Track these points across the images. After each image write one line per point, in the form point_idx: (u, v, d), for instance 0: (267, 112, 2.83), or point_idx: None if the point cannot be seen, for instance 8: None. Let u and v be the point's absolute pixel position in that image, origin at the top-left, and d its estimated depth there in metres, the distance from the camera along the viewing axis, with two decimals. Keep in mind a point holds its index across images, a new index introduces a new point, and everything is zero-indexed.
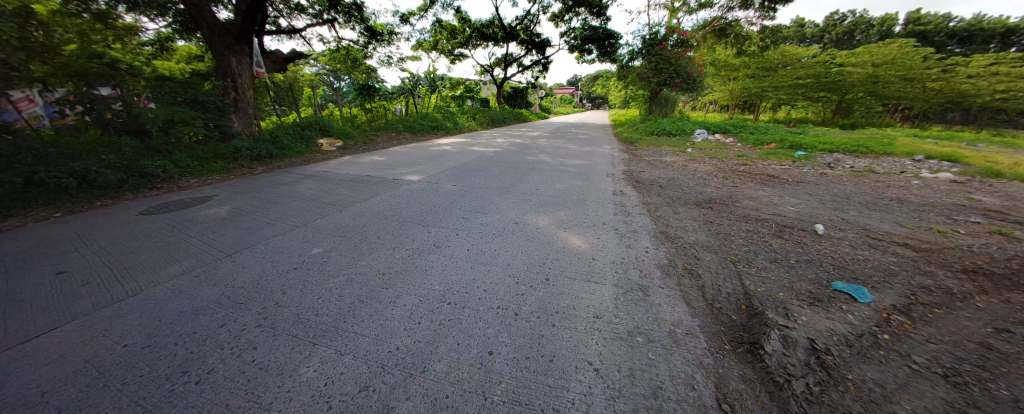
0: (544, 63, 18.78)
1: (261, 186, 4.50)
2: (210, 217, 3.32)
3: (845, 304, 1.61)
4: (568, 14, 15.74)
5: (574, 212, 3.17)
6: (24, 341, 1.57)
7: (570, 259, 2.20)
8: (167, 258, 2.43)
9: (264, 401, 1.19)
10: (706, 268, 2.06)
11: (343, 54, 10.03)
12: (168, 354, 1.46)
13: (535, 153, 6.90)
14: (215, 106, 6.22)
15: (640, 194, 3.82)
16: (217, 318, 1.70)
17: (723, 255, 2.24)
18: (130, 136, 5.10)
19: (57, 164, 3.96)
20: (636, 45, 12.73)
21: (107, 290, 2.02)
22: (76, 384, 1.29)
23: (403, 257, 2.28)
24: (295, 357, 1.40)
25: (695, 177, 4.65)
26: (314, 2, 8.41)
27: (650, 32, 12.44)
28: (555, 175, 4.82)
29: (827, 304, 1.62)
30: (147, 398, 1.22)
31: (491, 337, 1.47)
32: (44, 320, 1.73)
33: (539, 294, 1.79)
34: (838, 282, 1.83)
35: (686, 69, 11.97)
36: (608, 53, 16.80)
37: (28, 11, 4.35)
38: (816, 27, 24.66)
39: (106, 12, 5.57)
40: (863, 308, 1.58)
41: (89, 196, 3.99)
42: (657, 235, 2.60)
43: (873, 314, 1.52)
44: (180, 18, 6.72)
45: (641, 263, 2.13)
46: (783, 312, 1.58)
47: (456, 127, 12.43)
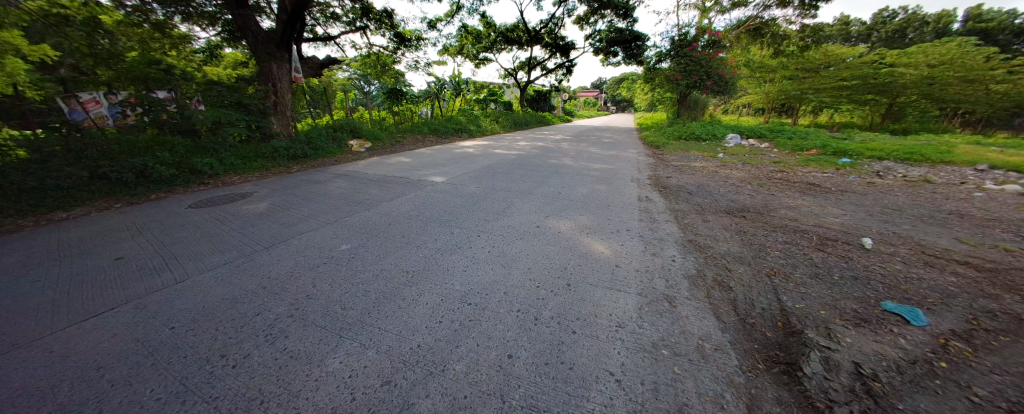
0: (568, 66, 18.67)
1: (296, 184, 4.75)
2: (250, 212, 3.54)
3: (895, 327, 1.46)
4: (593, 16, 15.64)
5: (598, 217, 3.11)
6: (83, 319, 1.74)
7: (592, 265, 2.16)
8: (211, 248, 2.61)
9: (292, 389, 1.25)
10: (738, 281, 1.95)
11: (373, 59, 10.48)
12: (207, 338, 1.56)
13: (557, 157, 6.85)
14: (256, 108, 6.58)
15: (668, 200, 3.69)
16: (253, 307, 1.80)
17: (757, 267, 2.11)
18: (181, 136, 5.57)
19: (119, 160, 4.39)
20: (663, 47, 12.38)
21: (158, 276, 2.20)
22: (128, 362, 1.41)
23: (426, 256, 2.33)
24: (321, 349, 1.46)
25: (726, 183, 4.43)
26: (348, 10, 8.86)
27: (679, 33, 12.10)
28: (578, 179, 4.76)
29: (876, 326, 1.48)
30: (189, 379, 1.32)
31: (510, 340, 1.47)
32: (104, 301, 1.92)
33: (560, 300, 1.76)
34: (888, 302, 1.67)
35: (718, 70, 11.42)
36: (634, 55, 16.49)
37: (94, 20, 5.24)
38: (864, 25, 22.95)
39: (162, 22, 6.11)
40: (916, 331, 1.43)
41: (144, 189, 4.39)
42: (685, 244, 2.49)
43: (928, 338, 1.38)
44: (227, 27, 7.23)
45: (668, 273, 2.05)
46: (825, 332, 1.46)
47: (479, 130, 12.59)
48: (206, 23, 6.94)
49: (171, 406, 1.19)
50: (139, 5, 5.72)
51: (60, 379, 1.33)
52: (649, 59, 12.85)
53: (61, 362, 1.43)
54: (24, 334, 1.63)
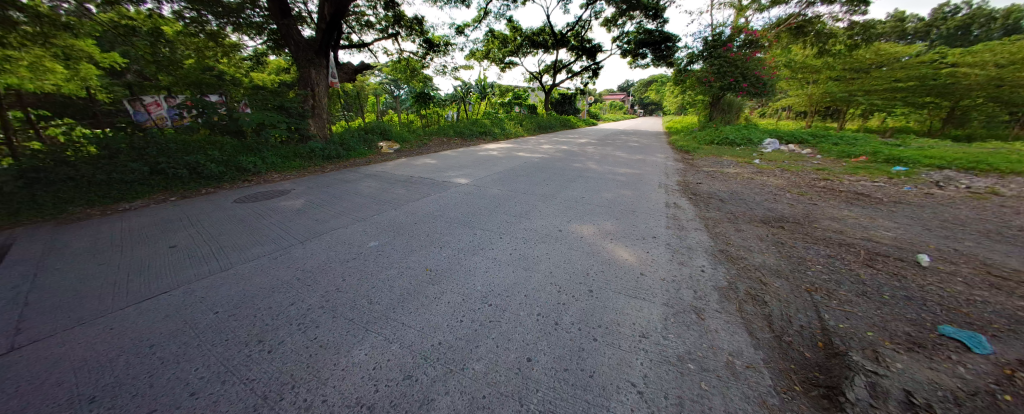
0: (594, 69, 18.46)
1: (329, 183, 5.02)
2: (287, 207, 3.79)
3: (954, 353, 1.31)
4: (621, 17, 15.37)
5: (622, 223, 3.04)
6: (142, 301, 1.95)
7: (615, 272, 2.11)
8: (252, 241, 2.82)
9: (321, 376, 1.32)
10: (773, 295, 1.83)
11: (404, 64, 10.91)
12: (247, 324, 1.68)
13: (581, 160, 6.78)
14: (296, 111, 7.04)
15: (697, 207, 3.54)
16: (289, 297, 1.92)
17: (796, 282, 1.97)
18: (230, 136, 6.06)
19: (176, 158, 4.86)
20: (695, 47, 11.91)
21: (205, 264, 2.41)
22: (176, 342, 1.56)
23: (449, 256, 2.38)
24: (348, 340, 1.52)
25: (762, 191, 4.19)
26: (381, 18, 9.29)
27: (712, 33, 11.61)
28: (603, 183, 4.67)
29: (931, 351, 1.33)
30: (231, 360, 1.43)
31: (530, 343, 1.46)
32: (160, 284, 2.14)
33: (581, 306, 1.74)
34: (947, 326, 1.50)
35: (755, 71, 10.77)
36: (663, 56, 16.00)
37: (156, 31, 5.83)
38: (922, 21, 20.99)
39: (216, 32, 6.44)
40: (978, 359, 1.27)
41: (196, 185, 4.82)
42: (715, 253, 2.38)
43: (993, 368, 1.22)
44: (272, 36, 7.81)
45: (696, 284, 1.96)
46: (872, 355, 1.33)
47: (503, 133, 12.72)
48: (254, 33, 7.53)
49: (215, 384, 1.30)
50: (196, 17, 6.14)
51: (121, 354, 1.50)
52: (680, 60, 12.41)
53: (123, 338, 1.61)
54: (95, 312, 1.85)
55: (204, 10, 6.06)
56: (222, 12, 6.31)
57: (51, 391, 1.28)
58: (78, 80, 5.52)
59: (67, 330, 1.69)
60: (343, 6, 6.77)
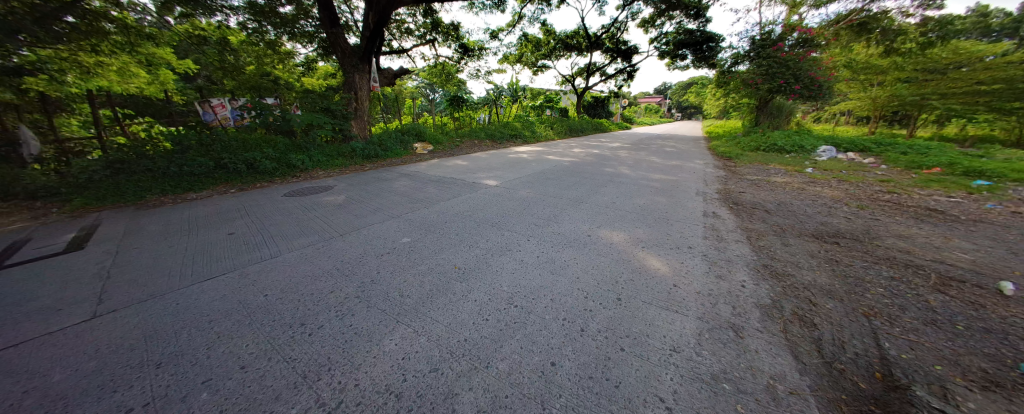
0: (629, 71, 17.98)
1: (368, 180, 5.33)
2: (331, 202, 4.08)
3: None
4: (660, 18, 14.87)
5: (654, 231, 2.93)
6: (204, 280, 2.20)
7: (646, 281, 2.03)
8: (298, 231, 3.07)
9: (354, 361, 1.40)
10: (824, 317, 1.66)
11: (439, 69, 11.35)
12: (291, 307, 1.83)
13: (614, 165, 6.63)
14: (341, 113, 7.56)
15: (739, 218, 3.32)
16: (328, 285, 2.06)
17: (850, 304, 1.78)
18: (282, 135, 6.64)
19: (236, 155, 5.43)
20: (741, 47, 11.17)
21: (257, 250, 2.67)
22: (231, 320, 1.74)
23: (477, 255, 2.43)
24: (380, 330, 1.60)
25: (814, 203, 3.83)
26: (420, 25, 9.74)
27: (761, 32, 10.84)
28: (636, 189, 4.52)
29: (1013, 392, 1.14)
30: (277, 339, 1.57)
31: (555, 347, 1.45)
32: (219, 266, 2.41)
33: (609, 313, 1.69)
34: None
35: (809, 72, 9.83)
36: (705, 57, 15.20)
37: (223, 41, 6.55)
38: (1013, 17, 18.37)
39: (273, 41, 7.21)
40: None
41: (252, 179, 5.34)
42: (757, 268, 2.21)
43: None
44: (322, 44, 8.48)
45: (735, 299, 1.83)
46: (939, 391, 1.17)
47: (533, 136, 12.76)
48: (307, 41, 8.23)
49: (261, 360, 1.43)
50: (257, 28, 6.83)
51: (185, 327, 1.70)
52: (723, 61, 11.70)
53: (187, 312, 1.82)
54: (165, 288, 2.12)
55: (265, 21, 6.73)
56: (279, 22, 6.95)
57: (130, 355, 1.50)
58: (157, 84, 7.18)
59: (144, 302, 1.96)
60: (385, 14, 7.17)
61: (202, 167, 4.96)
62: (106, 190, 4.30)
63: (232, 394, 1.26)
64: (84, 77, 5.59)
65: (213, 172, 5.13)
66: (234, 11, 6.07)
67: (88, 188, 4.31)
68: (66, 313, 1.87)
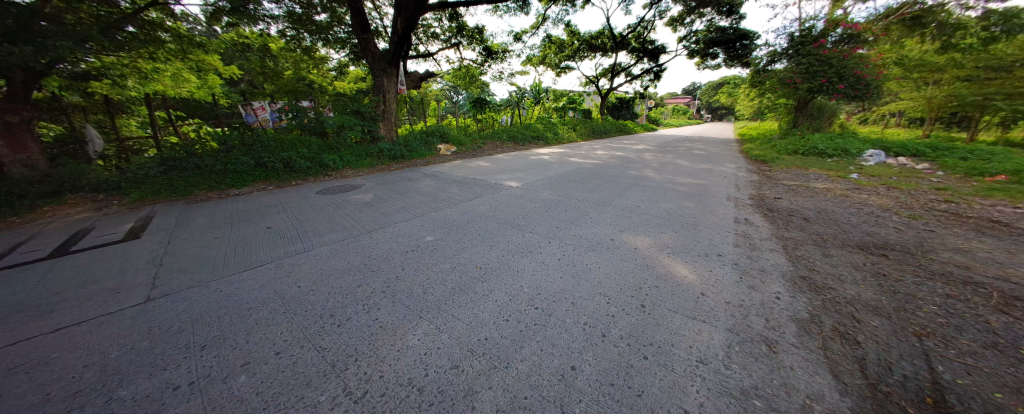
0: (656, 71, 17.48)
1: (394, 180, 5.51)
2: (359, 200, 4.26)
3: None
4: (689, 15, 14.37)
5: (681, 237, 2.82)
6: (244, 271, 2.37)
7: (671, 289, 1.96)
8: (329, 228, 3.22)
9: (379, 354, 1.46)
10: (869, 335, 1.53)
11: (463, 71, 11.56)
12: (322, 299, 1.93)
13: (638, 168, 6.46)
14: (369, 116, 7.87)
15: (774, 225, 3.14)
16: (356, 279, 2.15)
17: (899, 322, 1.62)
18: (315, 136, 7.01)
19: (274, 155, 5.80)
20: (778, 45, 10.55)
21: (292, 244, 2.83)
22: (267, 309, 1.85)
23: (498, 256, 2.44)
24: (403, 325, 1.65)
25: (859, 211, 3.55)
26: (446, 30, 9.98)
27: (800, 27, 10.20)
28: (661, 193, 4.37)
29: None
30: (308, 328, 1.66)
31: (575, 351, 1.44)
32: (258, 258, 2.58)
33: (632, 320, 1.65)
34: None
35: (855, 70, 9.10)
36: (738, 56, 14.50)
37: (263, 48, 6.95)
38: None
39: (308, 47, 7.71)
40: None
41: (288, 177, 5.68)
42: (794, 279, 2.08)
43: None
44: (353, 49, 8.89)
45: (768, 312, 1.73)
46: None
47: (555, 138, 12.69)
48: (340, 47, 8.68)
49: (294, 348, 1.52)
50: (295, 35, 7.29)
51: (226, 313, 1.83)
52: (758, 59, 11.11)
53: (229, 300, 1.97)
54: (211, 276, 2.31)
55: (302, 29, 7.14)
56: (316, 29, 7.33)
57: (179, 337, 1.64)
58: (206, 88, 7.80)
59: (193, 289, 2.14)
60: (413, 19, 7.40)
61: (243, 166, 5.35)
62: (161, 185, 4.73)
63: (267, 378, 1.34)
64: (142, 81, 6.19)
65: (254, 170, 5.50)
66: (275, 20, 6.49)
67: (147, 183, 4.75)
68: (126, 296, 2.08)
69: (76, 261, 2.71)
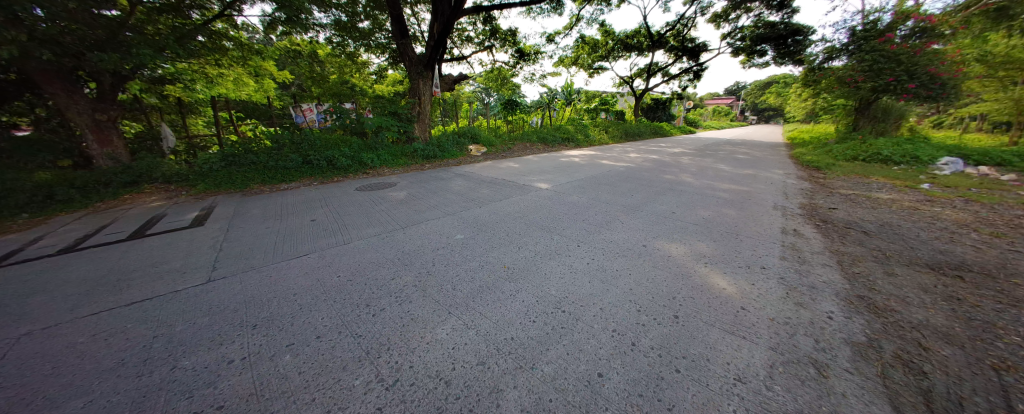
0: (696, 71, 16.64)
1: (427, 179, 5.71)
2: (395, 197, 4.47)
3: None
4: (735, 11, 13.52)
5: (720, 246, 2.66)
6: (290, 259, 2.57)
7: (709, 301, 1.86)
8: (366, 222, 3.41)
9: (410, 345, 1.52)
10: (938, 365, 1.35)
11: (496, 74, 11.74)
12: (358, 290, 2.04)
13: (674, 172, 6.18)
14: (406, 117, 8.21)
15: (828, 238, 2.86)
16: (390, 273, 2.26)
17: (974, 352, 1.42)
18: (356, 135, 7.45)
19: (318, 153, 6.23)
20: (837, 40, 9.63)
21: (333, 236, 3.04)
22: (310, 295, 2.01)
23: (526, 257, 2.45)
24: (433, 319, 1.71)
25: (930, 225, 3.13)
26: (480, 33, 10.20)
27: (863, 21, 9.19)
28: (700, 199, 4.15)
29: None
30: (347, 315, 1.77)
31: (602, 358, 1.41)
32: (303, 247, 2.80)
33: (664, 331, 1.59)
34: None
35: (928, 68, 8.04)
36: (790, 53, 13.39)
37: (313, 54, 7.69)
38: None
39: (351, 53, 8.49)
40: None
41: (330, 174, 6.09)
42: (850, 299, 1.88)
43: None
44: (392, 54, 9.36)
45: (818, 332, 1.58)
46: None
47: (586, 141, 12.49)
48: (380, 52, 9.18)
49: (333, 333, 1.63)
50: (341, 41, 8.05)
51: (274, 297, 2.01)
52: (812, 56, 10.24)
53: (277, 286, 2.15)
54: (262, 262, 2.53)
55: (347, 36, 7.75)
56: (358, 36, 7.90)
57: (232, 316, 1.81)
58: (262, 91, 8.57)
59: (247, 273, 2.37)
60: (448, 24, 7.61)
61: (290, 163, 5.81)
62: (223, 179, 5.28)
63: (308, 359, 1.45)
64: (209, 85, 6.94)
65: (301, 167, 5.96)
66: (324, 28, 7.00)
67: (210, 177, 5.31)
68: (190, 277, 2.34)
69: (150, 243, 3.09)
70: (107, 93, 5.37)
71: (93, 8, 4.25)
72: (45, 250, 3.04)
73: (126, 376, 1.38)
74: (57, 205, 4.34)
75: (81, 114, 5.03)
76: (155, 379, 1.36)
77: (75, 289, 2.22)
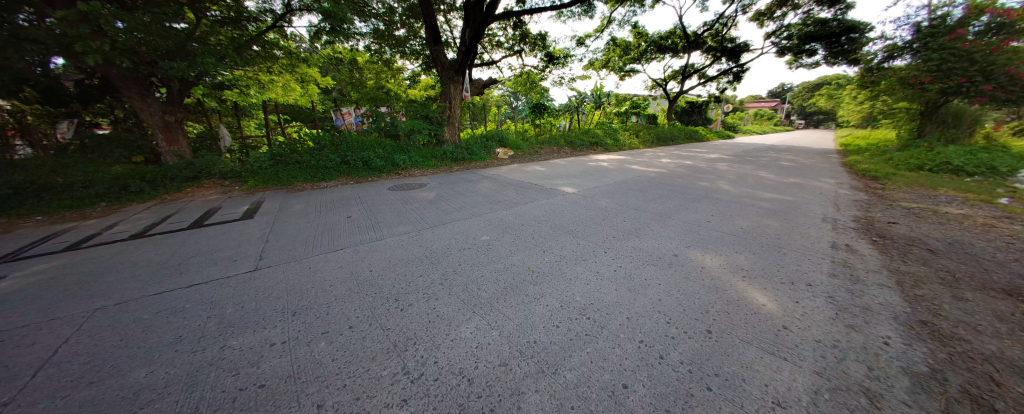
0: (736, 72, 15.74)
1: (456, 180, 5.85)
2: (425, 197, 4.63)
3: None
4: (781, 8, 12.69)
5: (760, 259, 2.50)
6: (328, 252, 2.75)
7: (746, 317, 1.75)
8: (398, 220, 3.56)
9: (436, 341, 1.57)
10: (1017, 405, 1.17)
11: (525, 77, 11.84)
12: (388, 284, 2.14)
13: (711, 179, 5.87)
14: (437, 121, 8.48)
15: (885, 256, 2.59)
16: (418, 269, 2.35)
17: None
18: (389, 137, 7.80)
19: (354, 153, 6.60)
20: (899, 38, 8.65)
21: (368, 232, 3.21)
22: (344, 287, 2.12)
23: (551, 261, 2.44)
24: (458, 317, 1.75)
25: (1015, 245, 2.72)
26: (510, 38, 10.36)
27: (930, 16, 8.25)
28: (738, 208, 3.91)
29: None
30: (378, 308, 1.86)
31: (628, 369, 1.37)
32: (340, 241, 2.98)
33: (695, 346, 1.51)
34: None
35: (1013, 68, 6.94)
36: (844, 52, 12.30)
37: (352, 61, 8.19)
38: None
39: (388, 60, 8.96)
40: None
41: (364, 174, 6.45)
42: (911, 324, 1.68)
43: None
44: (425, 60, 9.75)
45: (871, 359, 1.43)
46: None
47: (615, 145, 12.18)
48: (414, 59, 9.60)
49: (364, 324, 1.72)
50: (378, 49, 8.56)
51: (311, 288, 2.14)
52: (871, 55, 9.30)
53: (315, 277, 2.30)
54: (304, 254, 2.73)
55: (385, 44, 8.25)
56: (394, 43, 8.40)
57: (274, 303, 1.96)
58: (307, 95, 9.23)
59: (290, 263, 2.56)
60: (480, 30, 7.81)
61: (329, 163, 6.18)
62: (270, 176, 5.75)
63: (341, 347, 1.54)
64: (262, 90, 7.60)
65: (339, 166, 6.35)
66: (364, 36, 7.46)
67: (259, 174, 5.80)
68: (240, 265, 2.57)
69: (207, 233, 3.43)
70: (175, 97, 6.04)
71: (164, 22, 4.74)
72: (119, 235, 3.47)
73: (183, 351, 1.55)
74: (131, 196, 4.92)
75: (153, 116, 5.71)
76: (207, 356, 1.51)
77: (143, 270, 2.52)
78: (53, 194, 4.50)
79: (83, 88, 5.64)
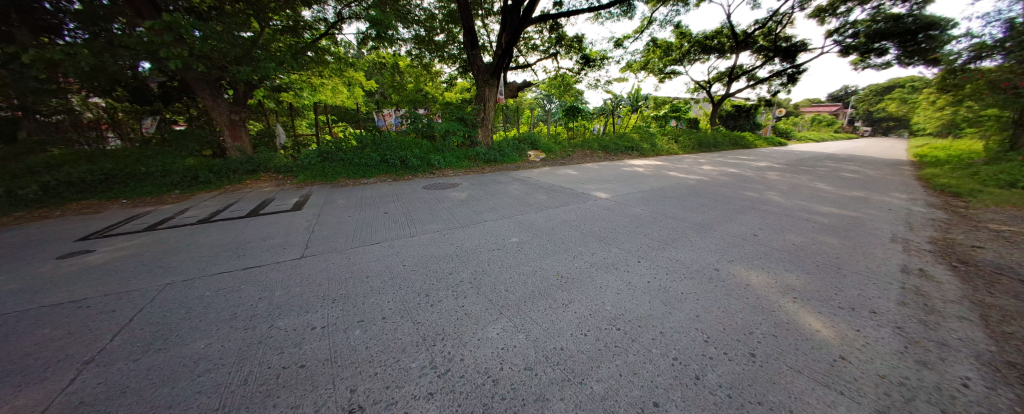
0: (791, 73, 14.47)
1: (488, 182, 5.94)
2: (457, 197, 4.75)
3: None
4: (846, 3, 11.50)
5: (815, 280, 2.25)
6: (365, 245, 2.91)
7: (796, 343, 1.59)
8: (431, 218, 3.68)
9: (463, 338, 1.60)
10: None
11: (559, 80, 11.77)
12: (419, 280, 2.21)
13: (758, 189, 5.42)
14: (471, 123, 8.66)
15: (970, 285, 2.22)
16: (449, 267, 2.41)
17: None
18: (426, 137, 8.11)
19: (392, 152, 6.94)
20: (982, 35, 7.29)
21: (402, 228, 3.34)
22: (378, 280, 2.23)
23: (581, 267, 2.39)
24: (486, 317, 1.77)
25: None
26: (545, 41, 10.37)
27: None
28: (789, 222, 3.58)
29: None
30: (409, 302, 1.94)
31: (660, 387, 1.30)
32: (377, 236, 3.15)
33: (736, 369, 1.40)
34: None
35: None
36: (920, 51, 10.89)
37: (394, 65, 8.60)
38: None
39: (427, 64, 9.34)
40: None
41: (400, 172, 6.76)
42: (997, 364, 1.42)
43: None
44: (462, 64, 10.02)
45: (946, 402, 1.23)
46: None
47: (652, 150, 11.69)
48: (452, 62, 9.89)
49: (396, 316, 1.79)
50: (418, 54, 8.97)
51: (348, 278, 2.27)
52: (951, 54, 8.22)
53: (353, 268, 2.43)
54: (345, 245, 2.92)
55: (424, 48, 8.58)
56: (434, 48, 8.72)
57: (316, 291, 2.11)
58: (353, 97, 9.87)
59: (332, 253, 2.75)
60: (516, 33, 7.87)
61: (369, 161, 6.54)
62: (317, 172, 6.23)
63: (374, 336, 1.63)
64: (314, 92, 8.27)
65: (378, 165, 6.70)
66: (405, 42, 7.86)
67: (308, 170, 6.31)
68: (288, 252, 2.80)
69: (261, 221, 3.79)
70: (240, 98, 6.75)
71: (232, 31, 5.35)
72: (189, 219, 3.93)
73: (236, 327, 1.72)
74: (200, 184, 5.57)
75: (221, 114, 6.43)
76: (255, 334, 1.66)
77: (207, 252, 2.84)
78: (140, 181, 5.22)
79: (165, 89, 6.46)
